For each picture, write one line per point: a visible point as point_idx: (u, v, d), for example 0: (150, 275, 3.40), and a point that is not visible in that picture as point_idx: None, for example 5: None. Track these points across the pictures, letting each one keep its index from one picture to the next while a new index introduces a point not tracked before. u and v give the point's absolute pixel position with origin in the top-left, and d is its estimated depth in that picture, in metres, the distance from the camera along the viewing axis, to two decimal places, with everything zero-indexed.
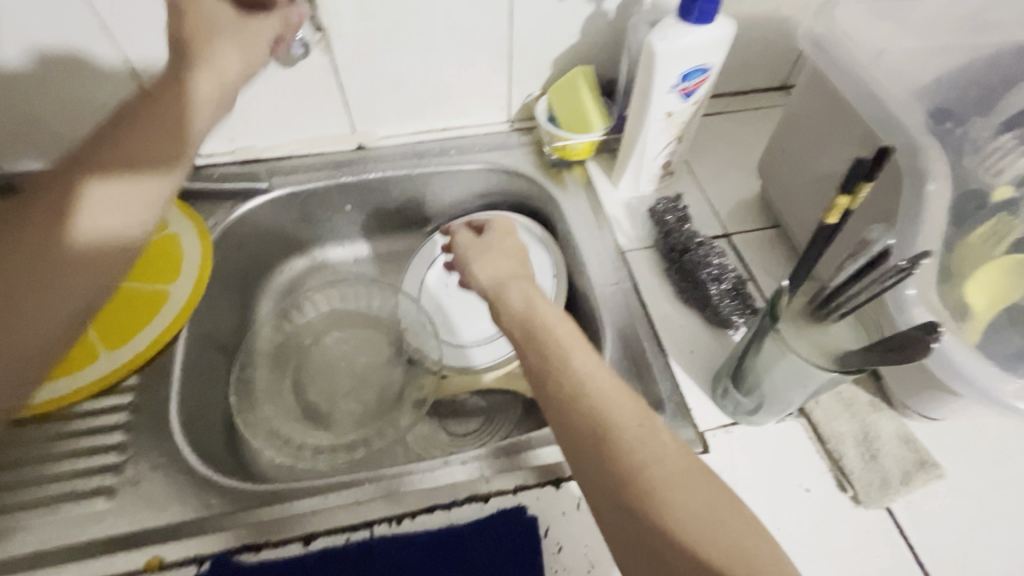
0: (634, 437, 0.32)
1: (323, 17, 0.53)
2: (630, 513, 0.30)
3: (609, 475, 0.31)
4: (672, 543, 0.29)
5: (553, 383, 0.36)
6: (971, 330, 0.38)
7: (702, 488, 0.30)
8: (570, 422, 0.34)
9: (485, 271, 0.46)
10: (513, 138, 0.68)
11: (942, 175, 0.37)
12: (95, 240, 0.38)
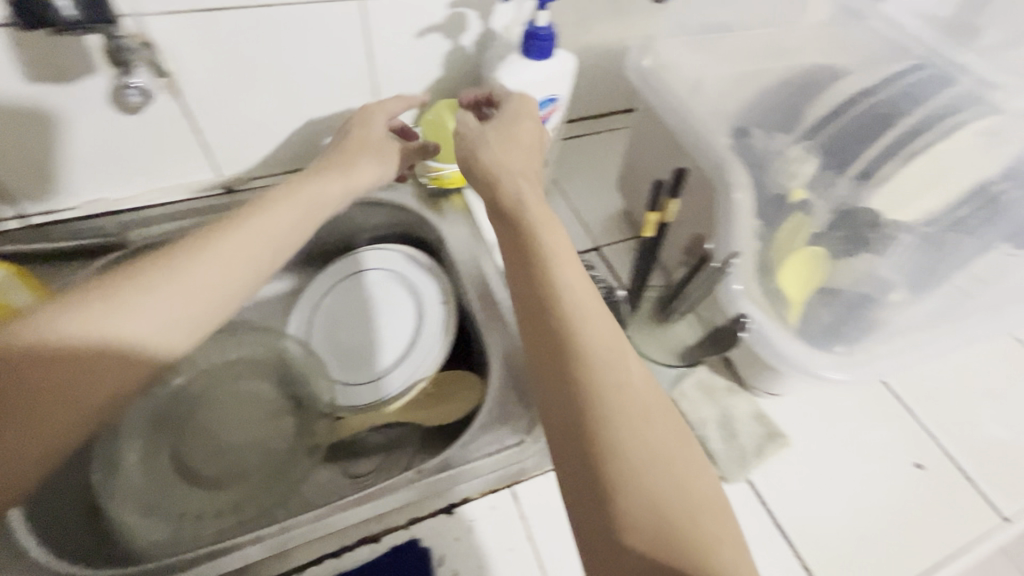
0: (606, 366, 0.32)
1: (166, 62, 0.51)
2: (585, 431, 0.30)
3: (572, 394, 0.31)
4: (620, 467, 0.29)
5: (540, 292, 0.35)
6: (789, 314, 0.43)
7: (663, 426, 0.31)
8: (544, 333, 0.34)
9: (496, 154, 0.44)
10: (390, 170, 0.69)
11: (745, 184, 0.43)
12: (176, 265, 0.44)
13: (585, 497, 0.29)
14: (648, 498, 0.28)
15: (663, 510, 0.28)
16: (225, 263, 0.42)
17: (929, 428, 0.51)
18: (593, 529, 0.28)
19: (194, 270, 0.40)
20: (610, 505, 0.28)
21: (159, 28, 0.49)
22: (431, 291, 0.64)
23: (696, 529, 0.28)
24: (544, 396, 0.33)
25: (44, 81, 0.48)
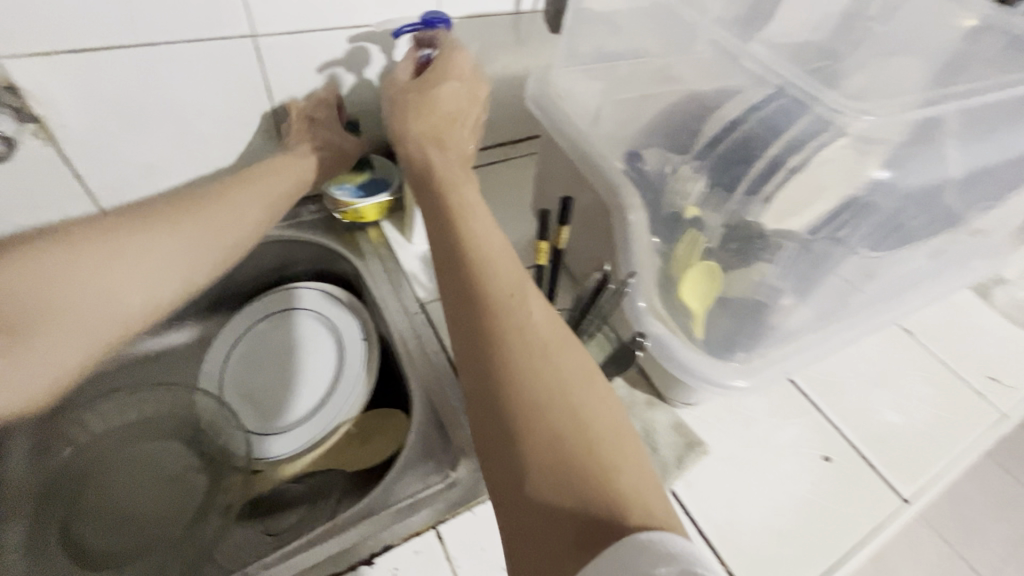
0: (515, 311, 0.34)
1: (36, 105, 0.48)
2: (493, 372, 0.32)
3: (482, 338, 0.33)
4: (525, 401, 0.30)
5: (453, 246, 0.37)
6: (694, 327, 0.45)
7: (567, 362, 0.32)
8: (452, 277, 0.36)
9: (421, 122, 0.46)
10: (302, 207, 0.67)
11: (637, 206, 0.46)
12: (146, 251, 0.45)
13: (496, 432, 0.30)
14: (551, 425, 0.29)
15: (563, 434, 0.29)
16: (170, 254, 0.45)
17: (835, 421, 0.54)
18: (504, 462, 0.30)
19: (141, 253, 0.44)
20: (521, 437, 0.29)
21: (24, 71, 0.46)
22: (350, 326, 0.62)
23: (599, 449, 0.29)
24: (461, 344, 0.34)
25: None
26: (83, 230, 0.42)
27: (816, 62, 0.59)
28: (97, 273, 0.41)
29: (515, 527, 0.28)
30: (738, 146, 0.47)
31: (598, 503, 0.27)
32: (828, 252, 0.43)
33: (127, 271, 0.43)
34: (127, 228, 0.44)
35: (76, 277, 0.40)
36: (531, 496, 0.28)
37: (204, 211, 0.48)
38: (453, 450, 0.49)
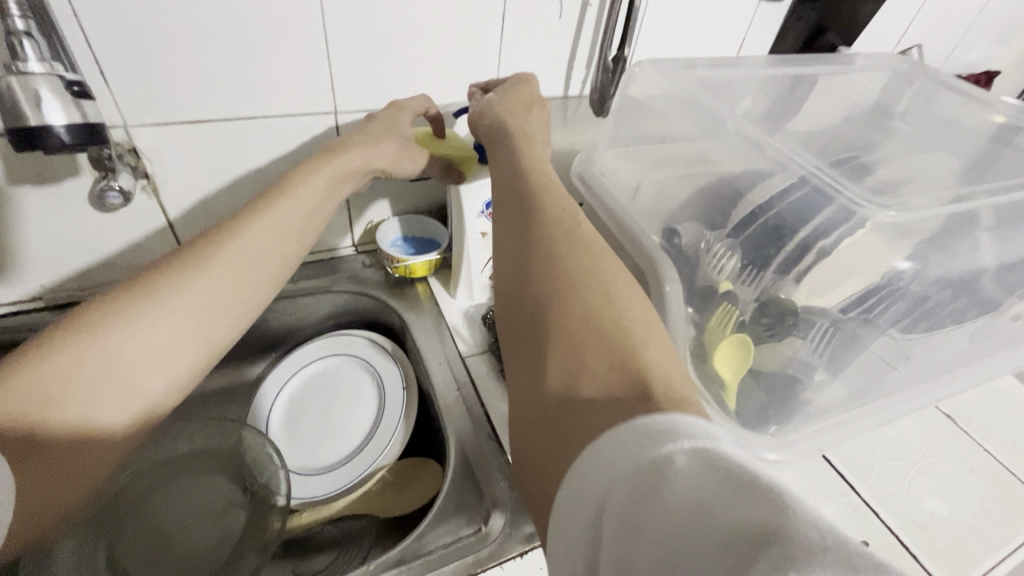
0: (564, 224, 0.39)
1: (147, 163, 0.56)
2: (539, 264, 0.36)
3: (533, 241, 0.38)
4: (565, 288, 0.34)
5: (518, 183, 0.44)
6: (727, 398, 0.47)
7: (606, 263, 0.36)
8: (518, 202, 0.42)
9: (504, 107, 0.52)
10: (357, 262, 0.74)
11: (674, 278, 0.49)
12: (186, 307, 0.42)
13: (535, 312, 0.34)
14: (584, 308, 0.32)
15: (595, 316, 0.32)
16: (215, 300, 0.43)
17: (874, 506, 0.52)
18: (540, 338, 0.33)
19: (193, 307, 0.42)
20: (552, 312, 0.33)
21: (144, 137, 0.54)
22: (393, 375, 0.66)
23: (628, 330, 0.31)
24: (512, 249, 0.39)
25: (22, 182, 0.51)
26: (150, 281, 0.41)
27: (848, 154, 0.63)
28: (152, 342, 0.40)
29: (537, 395, 0.31)
30: (768, 228, 0.48)
31: (624, 371, 0.29)
32: (856, 331, 0.45)
33: (180, 332, 0.41)
34: (172, 286, 0.41)
35: (133, 350, 0.39)
36: (555, 372, 0.31)
37: (245, 238, 0.45)
38: (484, 503, 0.50)
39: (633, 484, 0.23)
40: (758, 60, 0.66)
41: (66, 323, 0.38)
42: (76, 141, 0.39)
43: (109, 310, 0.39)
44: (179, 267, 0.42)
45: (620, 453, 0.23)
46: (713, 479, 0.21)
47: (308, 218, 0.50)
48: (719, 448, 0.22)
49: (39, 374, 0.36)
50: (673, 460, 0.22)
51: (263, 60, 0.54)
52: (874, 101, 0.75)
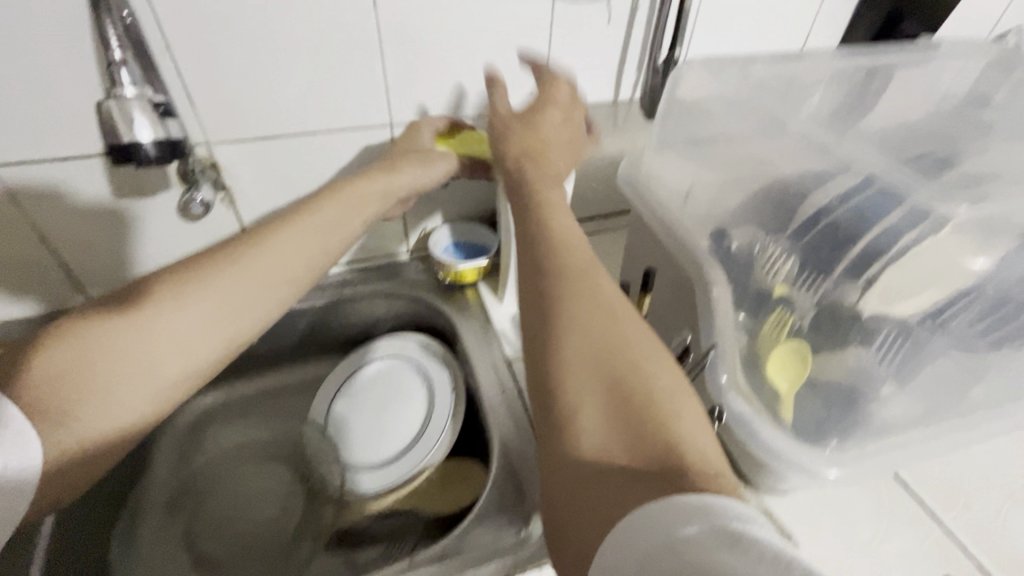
0: (580, 287, 0.37)
1: (227, 178, 0.62)
2: (558, 318, 0.36)
3: (548, 295, 0.37)
4: (593, 352, 0.34)
5: (536, 230, 0.43)
6: (783, 411, 0.44)
7: (629, 328, 0.36)
8: (533, 249, 0.41)
9: (518, 139, 0.50)
10: (412, 267, 0.76)
11: (723, 281, 0.46)
12: (209, 302, 0.45)
13: (555, 374, 0.34)
14: (611, 375, 0.33)
15: (624, 384, 0.32)
16: (234, 300, 0.46)
17: (960, 537, 0.47)
18: (569, 399, 0.33)
19: (215, 304, 0.45)
20: (578, 382, 0.33)
21: (223, 152, 0.59)
22: (444, 378, 0.67)
23: (657, 401, 0.32)
24: (529, 303, 0.38)
25: (126, 196, 0.58)
26: (180, 279, 0.45)
27: (925, 151, 0.58)
28: (173, 333, 0.43)
29: (564, 458, 0.31)
30: (833, 232, 0.48)
31: (654, 444, 0.29)
32: (925, 338, 0.43)
33: (199, 327, 0.44)
34: (197, 283, 0.45)
35: (155, 340, 0.42)
36: (582, 446, 0.31)
37: (268, 247, 0.48)
38: (524, 508, 0.50)
39: (660, 561, 0.23)
40: (827, 51, 0.62)
41: (101, 311, 0.42)
42: (161, 154, 0.45)
43: (138, 301, 0.43)
44: (205, 267, 0.46)
45: (649, 528, 0.25)
46: (744, 562, 0.22)
47: (331, 241, 0.51)
48: (741, 534, 0.23)
49: (69, 355, 0.39)
50: (700, 540, 0.23)
51: (329, 77, 0.58)
52: (962, 92, 0.69)
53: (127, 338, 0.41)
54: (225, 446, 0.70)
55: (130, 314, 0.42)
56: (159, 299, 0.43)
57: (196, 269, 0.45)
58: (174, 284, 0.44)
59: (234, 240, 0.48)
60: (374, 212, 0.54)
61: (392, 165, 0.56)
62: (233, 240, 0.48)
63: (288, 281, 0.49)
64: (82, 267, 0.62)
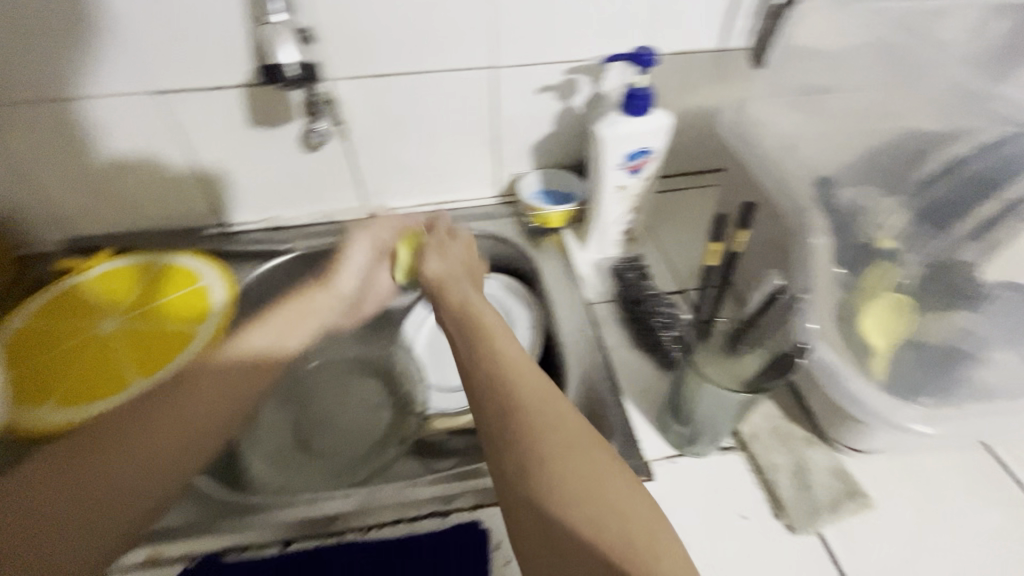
0: (502, 375, 0.39)
1: (343, 113, 0.67)
2: (507, 436, 0.36)
3: (501, 410, 0.37)
4: (555, 466, 0.34)
5: (474, 341, 0.43)
6: (877, 364, 0.42)
7: (571, 416, 0.37)
8: (478, 374, 0.40)
9: (434, 266, 0.57)
10: (500, 210, 0.79)
11: (824, 231, 0.45)
12: (181, 381, 0.47)
13: (523, 483, 0.34)
14: (571, 488, 0.33)
15: (580, 492, 0.33)
16: (201, 391, 0.47)
17: None
18: (536, 510, 0.33)
19: (185, 396, 0.46)
20: (547, 488, 0.33)
21: (342, 89, 0.65)
22: (523, 317, 0.71)
23: (621, 516, 0.32)
24: (481, 418, 0.38)
25: (258, 124, 0.65)
26: (145, 401, 0.45)
27: None
28: (156, 427, 0.44)
29: (546, 557, 0.32)
30: (971, 181, 0.47)
31: (612, 549, 0.31)
32: None
33: (178, 417, 0.45)
34: (163, 395, 0.46)
35: (138, 434, 0.43)
36: (562, 542, 0.31)
37: (228, 343, 0.51)
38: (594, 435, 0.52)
39: None
40: None
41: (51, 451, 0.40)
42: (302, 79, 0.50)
43: (97, 434, 0.42)
44: (165, 394, 0.46)
45: None
46: None
47: (330, 317, 0.59)
48: None
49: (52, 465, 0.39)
50: None
51: (441, 14, 0.60)
52: None
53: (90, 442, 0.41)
54: (324, 355, 0.77)
55: (96, 430, 0.42)
56: (104, 438, 0.42)
57: (157, 407, 0.45)
58: (128, 430, 0.43)
59: (187, 374, 0.48)
60: (363, 254, 0.63)
61: (347, 300, 0.62)
62: (184, 374, 0.48)
63: (273, 362, 0.52)
64: (220, 189, 0.70)
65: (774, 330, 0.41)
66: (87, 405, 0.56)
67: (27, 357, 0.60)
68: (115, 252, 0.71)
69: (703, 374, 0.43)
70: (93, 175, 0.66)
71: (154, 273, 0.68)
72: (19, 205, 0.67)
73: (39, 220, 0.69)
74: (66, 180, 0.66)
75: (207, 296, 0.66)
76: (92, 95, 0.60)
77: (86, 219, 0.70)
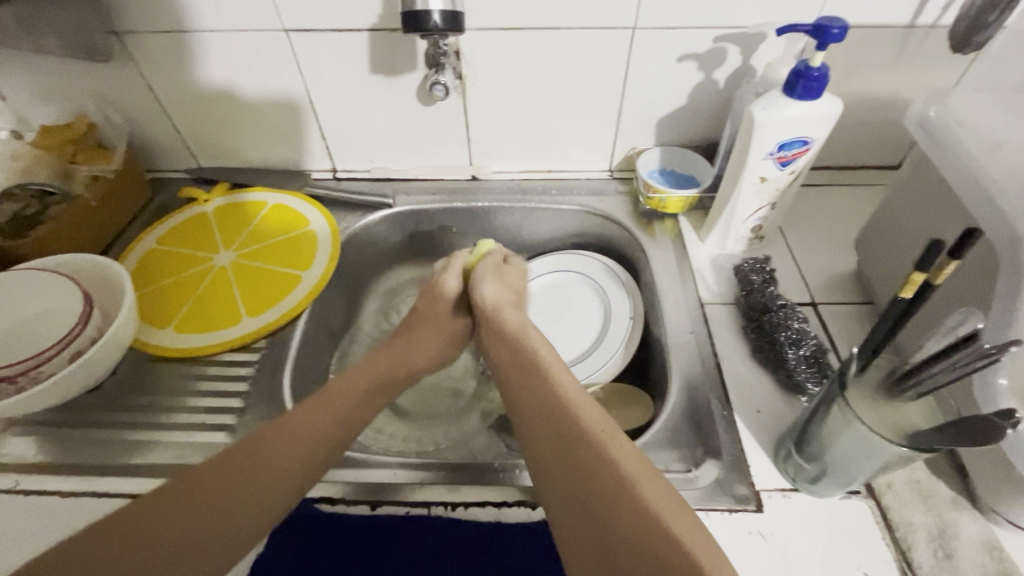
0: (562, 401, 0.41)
1: (465, 67, 0.63)
2: (574, 473, 0.37)
3: (567, 444, 0.38)
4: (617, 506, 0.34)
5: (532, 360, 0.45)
6: None
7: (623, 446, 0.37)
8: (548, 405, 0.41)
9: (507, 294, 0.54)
10: (611, 186, 0.73)
11: None
12: (315, 408, 0.44)
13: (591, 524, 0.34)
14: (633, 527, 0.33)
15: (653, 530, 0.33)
16: (332, 405, 0.45)
17: None
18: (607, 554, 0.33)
19: (292, 424, 0.42)
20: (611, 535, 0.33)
21: (468, 41, 0.61)
22: (622, 305, 0.67)
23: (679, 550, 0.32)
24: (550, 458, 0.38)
25: (379, 72, 0.63)
26: (270, 430, 0.42)
27: None
28: (279, 446, 0.41)
29: None
30: None
31: None
32: None
33: (298, 433, 0.42)
34: (289, 421, 0.43)
35: (276, 452, 0.41)
36: None
37: (352, 376, 0.48)
38: (698, 450, 0.48)
39: None
40: None
41: (192, 474, 0.39)
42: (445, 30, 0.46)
43: (229, 467, 0.39)
44: (292, 418, 0.43)
45: None
46: None
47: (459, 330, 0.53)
48: None
49: (184, 488, 0.38)
50: None
51: None
52: None
53: (235, 465, 0.39)
54: None
55: (236, 455, 0.40)
56: (240, 466, 0.39)
57: (286, 433, 0.42)
58: (265, 448, 0.41)
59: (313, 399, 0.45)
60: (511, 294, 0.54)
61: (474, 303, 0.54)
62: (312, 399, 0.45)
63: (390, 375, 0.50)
64: (335, 135, 0.70)
65: (948, 382, 0.35)
66: (201, 334, 0.58)
67: (153, 277, 0.63)
68: (234, 186, 0.73)
69: (854, 415, 0.37)
70: (220, 109, 0.67)
71: (267, 213, 0.70)
72: (152, 131, 0.70)
73: (167, 146, 0.72)
74: (196, 112, 0.68)
75: (314, 242, 0.67)
76: (227, 28, 0.60)
77: (208, 152, 0.72)
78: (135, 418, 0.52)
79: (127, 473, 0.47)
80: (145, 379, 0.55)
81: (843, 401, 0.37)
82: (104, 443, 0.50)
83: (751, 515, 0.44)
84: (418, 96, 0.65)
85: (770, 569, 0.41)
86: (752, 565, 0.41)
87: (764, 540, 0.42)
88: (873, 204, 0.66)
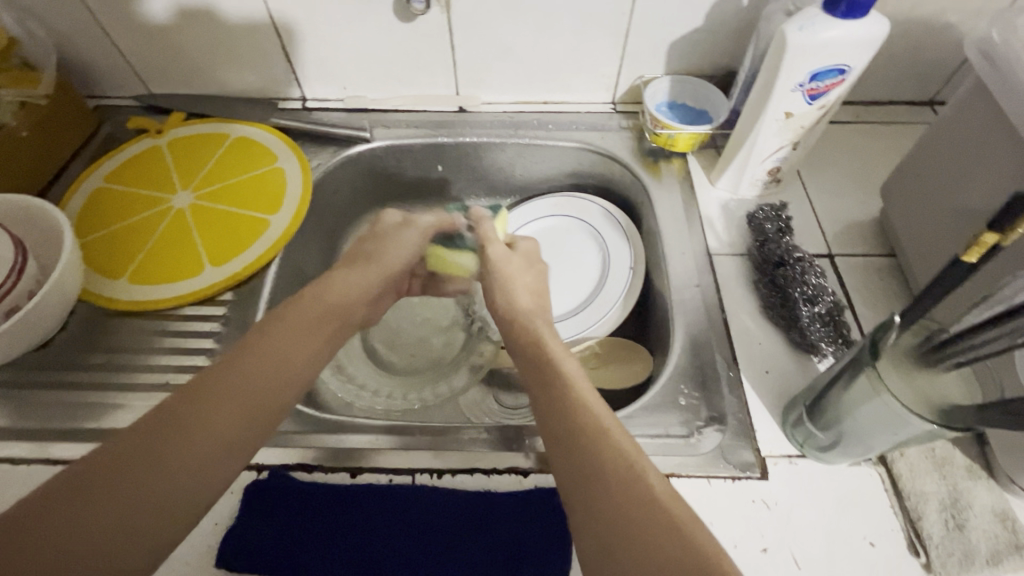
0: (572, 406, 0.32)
1: None
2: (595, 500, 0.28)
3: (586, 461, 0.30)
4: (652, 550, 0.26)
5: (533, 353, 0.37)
6: None
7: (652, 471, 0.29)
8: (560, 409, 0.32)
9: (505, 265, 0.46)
10: (614, 120, 0.66)
11: None
12: (251, 371, 0.33)
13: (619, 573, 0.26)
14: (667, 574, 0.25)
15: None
16: (268, 366, 0.34)
17: None
18: None
19: (219, 393, 0.32)
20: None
21: None
22: (622, 254, 0.61)
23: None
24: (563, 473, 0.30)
25: None
26: (189, 404, 0.31)
27: None
28: (200, 427, 0.31)
29: None
30: None
31: None
32: None
33: (228, 403, 0.32)
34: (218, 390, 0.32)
35: (197, 431, 0.30)
36: None
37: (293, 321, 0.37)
38: (701, 413, 0.45)
39: None
40: None
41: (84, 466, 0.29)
42: None
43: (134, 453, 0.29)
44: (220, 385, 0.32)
45: None
46: None
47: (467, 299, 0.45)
48: None
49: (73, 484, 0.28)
50: None
51: None
52: None
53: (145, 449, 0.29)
54: None
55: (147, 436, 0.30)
56: (152, 451, 0.29)
57: (212, 404, 0.32)
58: (183, 428, 0.30)
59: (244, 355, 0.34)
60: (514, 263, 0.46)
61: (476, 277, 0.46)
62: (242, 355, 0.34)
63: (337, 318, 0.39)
64: (301, 57, 0.61)
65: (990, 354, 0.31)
66: (158, 287, 0.53)
67: (100, 223, 0.57)
68: (189, 117, 0.65)
69: (882, 385, 0.33)
70: (162, 23, 0.58)
71: (227, 148, 0.62)
72: (89, 49, 0.60)
73: (110, 69, 0.63)
74: (136, 27, 0.58)
75: (282, 181, 0.60)
76: None
77: (156, 75, 0.63)
78: (90, 378, 0.47)
79: (85, 437, 0.44)
80: (98, 335, 0.50)
81: (873, 370, 0.34)
82: (58, 405, 0.45)
83: (755, 482, 0.41)
84: (396, 12, 0.56)
85: (774, 539, 0.39)
86: (754, 535, 0.39)
87: (768, 509, 0.40)
88: (902, 143, 0.60)
